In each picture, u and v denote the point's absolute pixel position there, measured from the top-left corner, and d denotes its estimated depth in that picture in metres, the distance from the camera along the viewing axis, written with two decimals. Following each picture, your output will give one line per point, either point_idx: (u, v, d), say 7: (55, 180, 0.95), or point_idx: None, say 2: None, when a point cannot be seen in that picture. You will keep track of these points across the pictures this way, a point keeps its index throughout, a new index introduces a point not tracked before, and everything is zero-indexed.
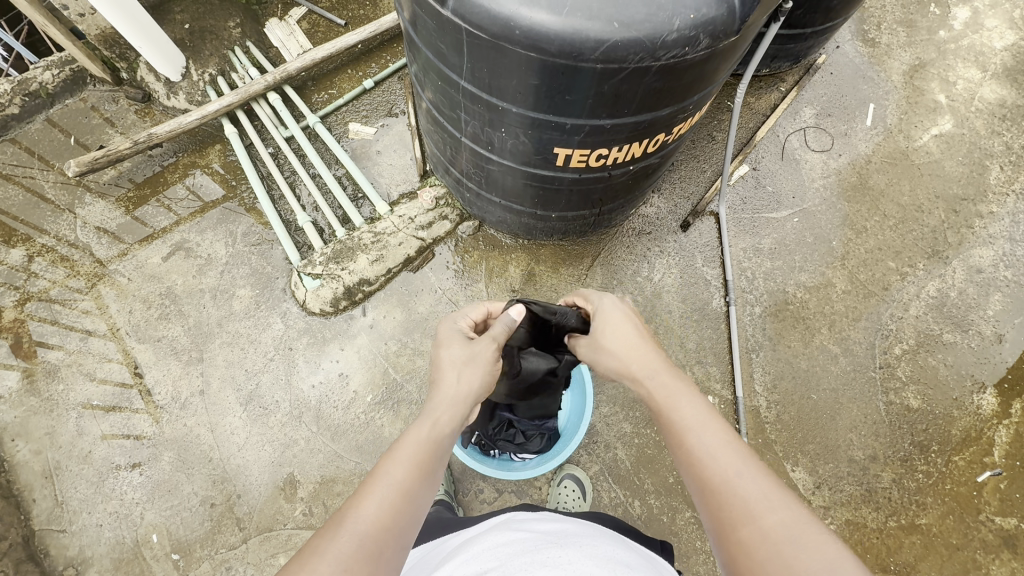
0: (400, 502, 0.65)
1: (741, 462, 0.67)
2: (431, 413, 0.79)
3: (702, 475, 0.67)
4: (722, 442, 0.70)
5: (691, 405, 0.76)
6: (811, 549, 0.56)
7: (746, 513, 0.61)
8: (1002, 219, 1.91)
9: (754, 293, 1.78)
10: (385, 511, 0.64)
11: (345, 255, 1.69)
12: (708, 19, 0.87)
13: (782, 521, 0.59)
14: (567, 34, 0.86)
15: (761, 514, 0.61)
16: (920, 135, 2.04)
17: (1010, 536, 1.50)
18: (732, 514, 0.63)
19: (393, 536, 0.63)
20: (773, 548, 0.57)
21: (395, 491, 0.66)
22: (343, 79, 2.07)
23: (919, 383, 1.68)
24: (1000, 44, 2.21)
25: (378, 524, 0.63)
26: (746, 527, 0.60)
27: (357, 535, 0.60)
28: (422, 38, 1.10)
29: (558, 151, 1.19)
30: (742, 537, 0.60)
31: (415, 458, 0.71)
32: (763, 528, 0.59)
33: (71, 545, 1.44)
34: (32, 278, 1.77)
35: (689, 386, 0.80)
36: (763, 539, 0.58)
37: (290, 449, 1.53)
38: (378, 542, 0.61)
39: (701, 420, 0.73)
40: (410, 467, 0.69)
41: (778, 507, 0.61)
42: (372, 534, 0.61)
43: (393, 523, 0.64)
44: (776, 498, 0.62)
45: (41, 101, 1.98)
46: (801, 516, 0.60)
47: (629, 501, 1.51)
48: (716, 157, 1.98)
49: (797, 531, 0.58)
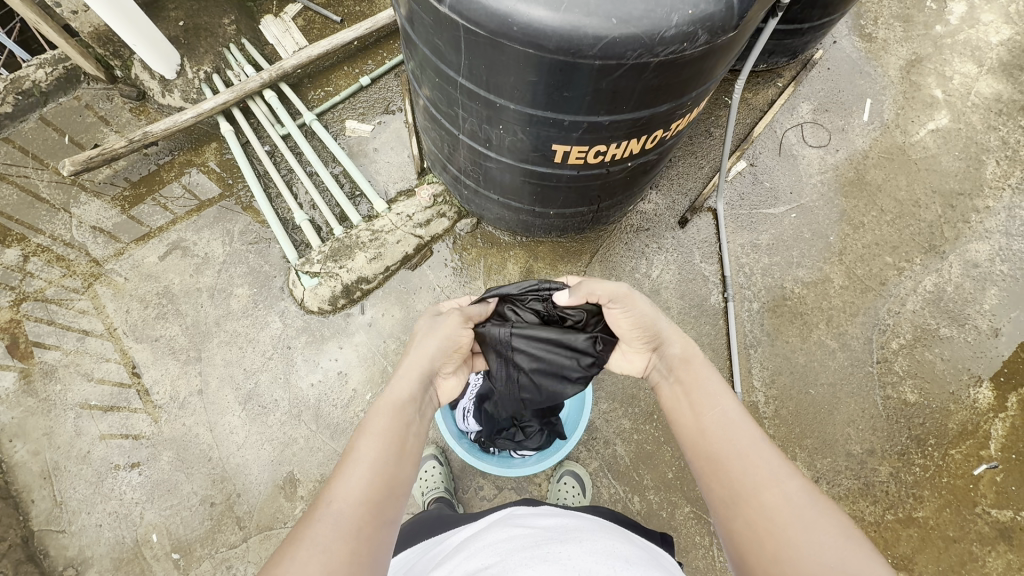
0: (378, 478, 0.68)
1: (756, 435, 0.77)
2: (395, 389, 0.84)
3: (725, 445, 0.77)
4: (742, 418, 0.80)
5: (709, 386, 0.87)
6: (821, 513, 0.66)
7: (762, 481, 0.71)
8: (998, 213, 1.92)
9: (752, 288, 1.79)
10: (366, 490, 0.66)
11: (343, 253, 1.68)
12: (706, 15, 0.87)
13: (793, 490, 0.69)
14: (565, 31, 0.86)
15: (778, 481, 0.70)
16: (916, 130, 2.04)
17: (1006, 528, 1.52)
18: (751, 481, 0.71)
19: (379, 509, 0.65)
20: (793, 510, 0.66)
21: (371, 468, 0.69)
22: (339, 76, 2.06)
23: (915, 378, 1.69)
24: (997, 38, 2.22)
25: (361, 502, 0.64)
26: (768, 491, 0.69)
27: (342, 512, 0.62)
28: (419, 34, 1.09)
29: (556, 148, 1.19)
30: (765, 498, 0.69)
31: (387, 436, 0.74)
32: (784, 491, 0.69)
33: (71, 545, 1.44)
34: (27, 278, 1.76)
35: (710, 369, 0.91)
36: (782, 500, 0.68)
37: (289, 447, 1.53)
38: (365, 520, 0.63)
39: (719, 399, 0.84)
40: (383, 446, 0.72)
41: (791, 476, 0.71)
42: (357, 509, 0.64)
43: (377, 499, 0.66)
44: (787, 468, 0.72)
45: (34, 100, 1.97)
46: (808, 485, 0.70)
47: (629, 496, 1.51)
48: (714, 154, 1.98)
49: (807, 495, 0.68)
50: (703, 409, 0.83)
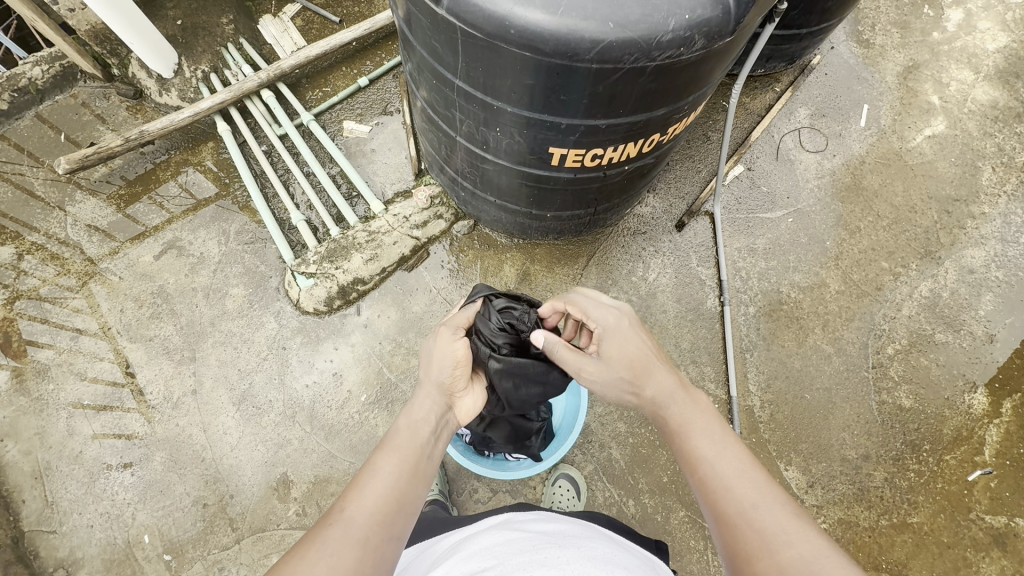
0: (393, 495, 0.69)
1: (757, 492, 0.70)
2: (411, 409, 0.85)
3: (721, 503, 0.70)
4: (740, 472, 0.72)
5: (707, 433, 0.79)
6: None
7: (761, 546, 0.64)
8: (994, 220, 1.92)
9: (749, 293, 1.79)
10: (379, 505, 0.67)
11: (339, 254, 1.68)
12: (703, 19, 0.87)
13: (796, 555, 0.62)
14: (562, 34, 0.85)
15: (781, 546, 0.64)
16: (913, 136, 2.05)
17: (1001, 534, 1.52)
18: (751, 546, 0.65)
19: (390, 526, 0.66)
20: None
21: (389, 484, 0.70)
22: (337, 76, 2.06)
23: (910, 383, 1.70)
24: (993, 45, 2.23)
25: (372, 517, 0.65)
26: (762, 561, 0.63)
27: (355, 525, 0.63)
28: (417, 36, 1.09)
29: (553, 151, 1.19)
30: (759, 568, 0.63)
31: (403, 458, 0.74)
32: (780, 560, 0.62)
33: (62, 546, 1.43)
34: (22, 276, 1.75)
35: (707, 416, 0.82)
36: (780, 571, 0.61)
37: (283, 449, 1.53)
38: (374, 534, 0.64)
39: (711, 449, 0.77)
40: (399, 466, 0.73)
41: (796, 539, 0.64)
42: (368, 524, 0.64)
43: (389, 513, 0.67)
44: (794, 531, 0.65)
45: (30, 97, 1.96)
46: (817, 546, 0.62)
47: (623, 500, 1.51)
48: (711, 158, 1.99)
49: (817, 558, 0.61)
50: (697, 462, 0.76)
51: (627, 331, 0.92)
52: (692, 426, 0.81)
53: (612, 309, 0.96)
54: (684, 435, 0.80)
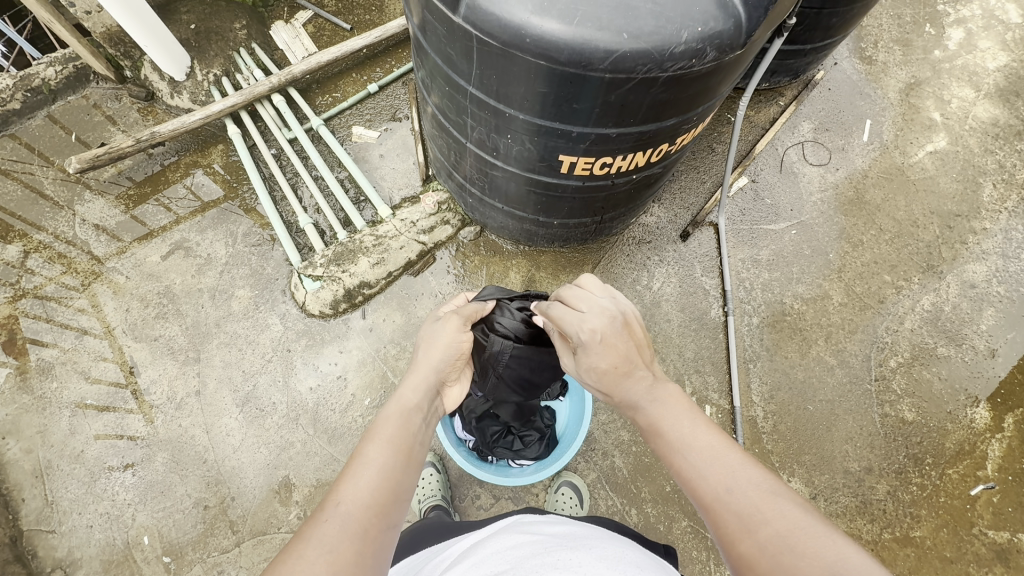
0: (382, 482, 0.67)
1: (731, 473, 0.68)
2: (400, 395, 0.84)
3: (699, 494, 0.68)
4: (713, 458, 0.70)
5: (680, 425, 0.77)
6: (806, 553, 0.56)
7: (741, 527, 0.62)
8: (995, 235, 1.94)
9: (752, 303, 1.80)
10: (373, 493, 0.65)
11: (346, 258, 1.69)
12: (715, 32, 0.89)
13: (775, 532, 0.60)
14: (577, 44, 0.87)
15: (759, 525, 0.61)
16: (915, 151, 2.08)
17: (1004, 550, 1.51)
18: (732, 530, 0.63)
19: (381, 515, 0.63)
20: (776, 560, 0.58)
21: (376, 471, 0.67)
22: (347, 82, 2.08)
23: (913, 397, 1.70)
24: (993, 64, 2.26)
25: (367, 506, 0.63)
26: (744, 542, 0.61)
27: (345, 515, 0.61)
28: (431, 43, 1.11)
29: (562, 158, 1.20)
30: (743, 550, 0.61)
31: (394, 443, 0.73)
32: (761, 540, 0.60)
33: (60, 546, 1.42)
34: (27, 274, 1.76)
35: (680, 407, 0.80)
36: (761, 552, 0.59)
37: (285, 451, 1.52)
38: (370, 522, 0.62)
39: (687, 440, 0.74)
40: (391, 452, 0.71)
41: (771, 516, 0.61)
42: (357, 513, 0.62)
43: (384, 501, 0.65)
44: (771, 506, 0.63)
45: (43, 97, 1.98)
46: (795, 518, 0.60)
47: (626, 509, 1.51)
48: (716, 169, 2.00)
49: (796, 532, 0.59)
50: (672, 456, 0.74)
51: (599, 348, 0.85)
52: (666, 419, 0.78)
53: (586, 322, 0.87)
54: (657, 432, 0.78)
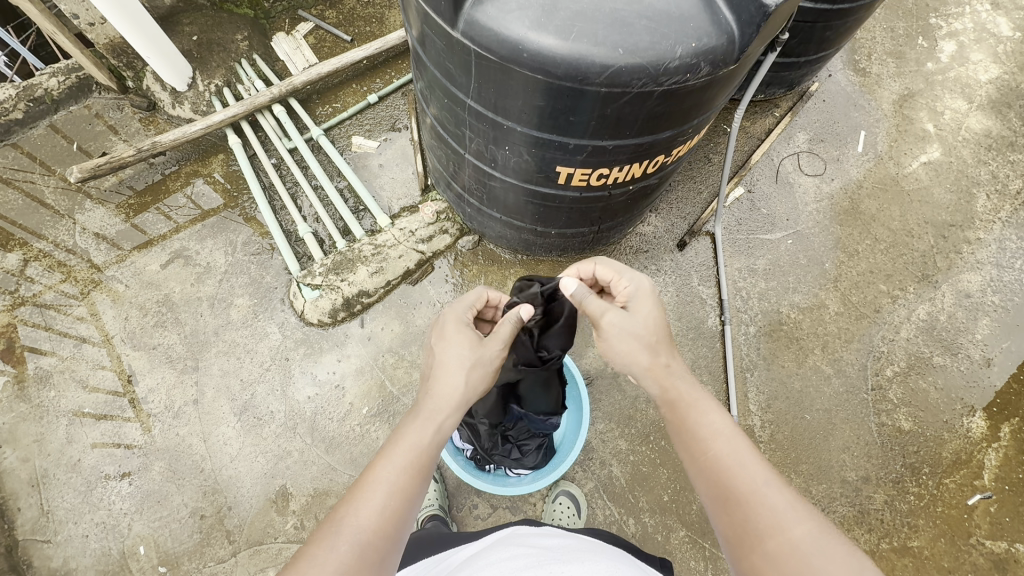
0: (396, 507, 0.68)
1: (764, 475, 0.72)
2: (426, 413, 0.80)
3: (728, 486, 0.72)
4: (746, 458, 0.74)
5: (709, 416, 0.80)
6: (831, 558, 0.62)
7: (773, 525, 0.67)
8: (989, 245, 1.96)
9: (749, 312, 1.81)
10: (380, 518, 0.66)
11: (345, 267, 1.70)
12: (709, 48, 0.90)
13: (806, 534, 0.65)
14: (573, 59, 0.89)
15: (785, 527, 0.66)
16: (909, 162, 2.10)
17: (1002, 560, 1.51)
18: (756, 526, 0.68)
19: (390, 540, 0.66)
20: (804, 558, 0.63)
21: (391, 497, 0.68)
22: (347, 93, 2.11)
23: (910, 406, 1.70)
24: (986, 76, 2.29)
25: (374, 531, 0.65)
26: (774, 539, 0.66)
27: (356, 540, 0.64)
28: (430, 57, 1.12)
29: (560, 169, 1.22)
30: (769, 547, 0.66)
31: (405, 463, 0.72)
32: (792, 538, 0.65)
33: (55, 556, 1.41)
34: (26, 282, 1.76)
35: (710, 398, 0.82)
36: (792, 549, 0.64)
37: (283, 461, 1.52)
38: (375, 546, 0.64)
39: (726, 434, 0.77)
40: (402, 472, 0.71)
41: (802, 519, 0.67)
42: (370, 539, 0.64)
43: (390, 525, 0.67)
44: (796, 512, 0.68)
45: (45, 107, 1.99)
46: (819, 527, 0.66)
47: (624, 518, 1.50)
48: (712, 179, 2.02)
49: (823, 536, 0.65)
50: (702, 446, 0.77)
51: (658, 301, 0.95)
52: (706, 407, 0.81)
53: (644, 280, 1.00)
54: (698, 412, 0.80)
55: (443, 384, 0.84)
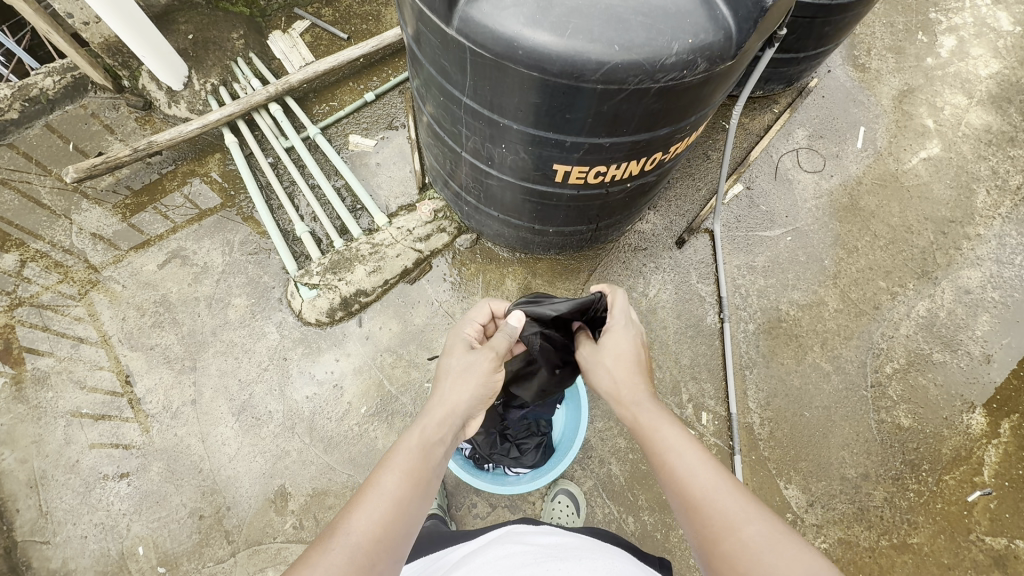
0: (391, 516, 0.67)
1: (720, 477, 0.71)
2: (423, 423, 0.81)
3: (684, 492, 0.72)
4: (702, 460, 0.73)
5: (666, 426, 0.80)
6: (785, 556, 0.60)
7: (726, 525, 0.66)
8: (989, 241, 1.95)
9: (748, 310, 1.80)
10: (376, 523, 0.65)
11: (342, 266, 1.69)
12: (706, 44, 0.90)
13: (758, 533, 0.63)
14: (568, 56, 0.88)
15: (741, 525, 0.65)
16: (909, 158, 2.09)
17: (1002, 556, 1.51)
18: (713, 529, 0.66)
19: (386, 549, 0.65)
20: (757, 558, 0.61)
21: (386, 505, 0.68)
22: (344, 91, 2.10)
23: (909, 402, 1.70)
24: (985, 71, 2.28)
25: (370, 537, 0.64)
26: (729, 540, 0.65)
27: (351, 546, 0.62)
28: (425, 54, 1.12)
29: (556, 167, 1.21)
30: (724, 550, 0.65)
31: (402, 470, 0.72)
32: (742, 539, 0.64)
33: (54, 557, 1.41)
34: (23, 283, 1.76)
35: (665, 406, 0.84)
36: (742, 548, 0.63)
37: (281, 460, 1.52)
38: (369, 553, 0.63)
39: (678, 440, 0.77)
40: (399, 478, 0.71)
41: (756, 519, 0.65)
42: (365, 545, 0.63)
43: (387, 533, 0.66)
44: (753, 512, 0.66)
45: (41, 107, 1.99)
46: (776, 526, 0.64)
47: (623, 517, 1.50)
48: (711, 176, 2.02)
49: (775, 535, 0.63)
50: (661, 453, 0.77)
51: None
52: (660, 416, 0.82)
53: None
54: (652, 424, 0.81)
55: (444, 398, 0.84)
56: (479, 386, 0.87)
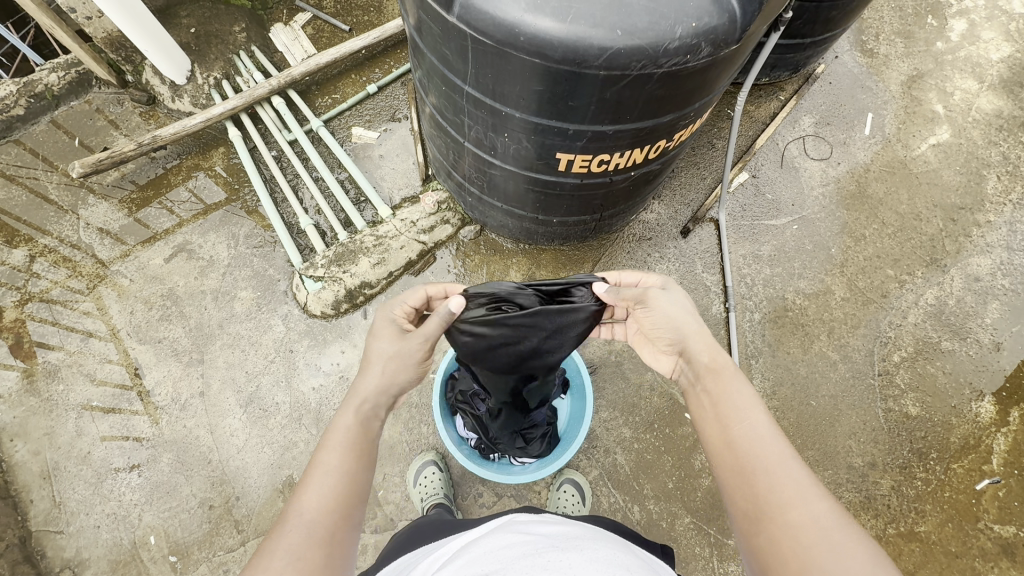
0: (339, 488, 0.72)
1: (786, 452, 0.75)
2: (355, 401, 0.83)
3: (749, 459, 0.75)
4: (771, 434, 0.78)
5: (736, 399, 0.83)
6: (849, 536, 0.64)
7: (792, 497, 0.70)
8: (999, 228, 1.93)
9: (754, 299, 1.79)
10: (329, 500, 0.70)
11: (347, 258, 1.69)
12: (709, 27, 0.88)
13: (824, 510, 0.67)
14: (571, 41, 0.87)
15: (806, 500, 0.69)
16: (918, 144, 2.06)
17: (1010, 545, 1.51)
18: (776, 498, 0.70)
19: (342, 518, 0.70)
20: (819, 530, 0.65)
21: (333, 480, 0.72)
22: (346, 83, 2.09)
23: (917, 391, 1.69)
24: (997, 55, 2.24)
25: (323, 512, 0.69)
26: (792, 509, 0.68)
27: (306, 523, 0.67)
28: (427, 42, 1.11)
29: (560, 156, 1.20)
30: (788, 517, 0.68)
31: (342, 450, 0.76)
32: (810, 510, 0.68)
33: (68, 546, 1.44)
34: (33, 278, 1.78)
35: (742, 380, 0.87)
36: (807, 520, 0.67)
37: (289, 451, 1.53)
38: (324, 526, 0.68)
39: (749, 410, 0.82)
40: (342, 457, 0.76)
41: (821, 497, 0.69)
42: (320, 521, 0.68)
43: (336, 506, 0.70)
44: (815, 491, 0.70)
45: (46, 102, 2.00)
46: (836, 506, 0.68)
47: (628, 506, 1.51)
48: (716, 165, 2.00)
49: (833, 517, 0.67)
50: (729, 422, 0.81)
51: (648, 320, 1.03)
52: (730, 386, 0.86)
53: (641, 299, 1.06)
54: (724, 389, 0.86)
55: (382, 378, 0.86)
56: (411, 373, 0.90)
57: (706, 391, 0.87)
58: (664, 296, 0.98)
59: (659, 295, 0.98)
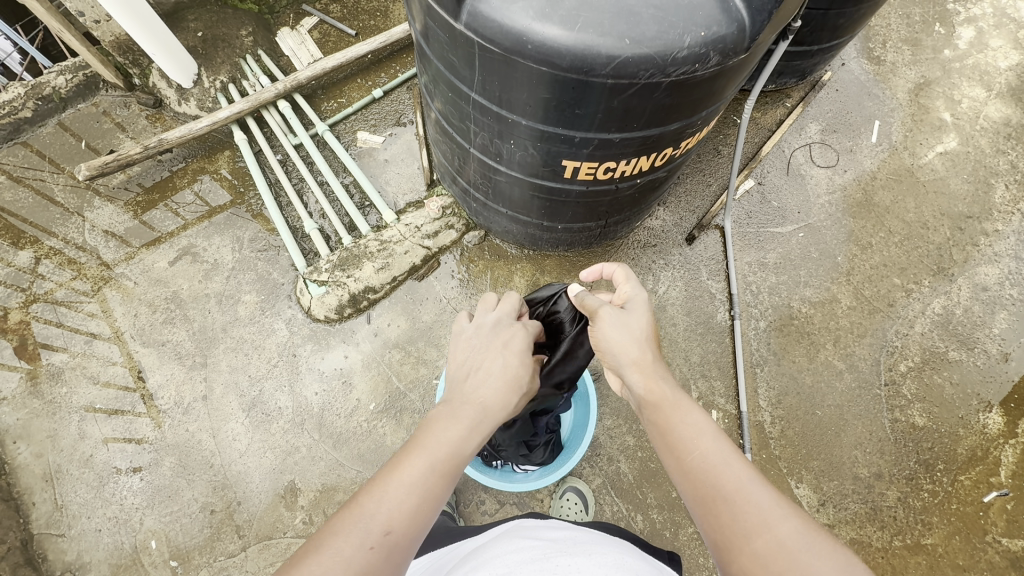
0: (421, 503, 0.63)
1: (744, 473, 0.70)
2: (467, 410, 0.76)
3: (711, 490, 0.69)
4: (728, 455, 0.72)
5: (690, 422, 0.78)
6: (821, 555, 0.60)
7: (758, 522, 0.65)
8: (1007, 237, 1.91)
9: (759, 307, 1.78)
10: (409, 516, 0.62)
11: (351, 262, 1.69)
12: (718, 37, 0.88)
13: (791, 532, 0.63)
14: (579, 50, 0.87)
15: (773, 524, 0.64)
16: (925, 152, 2.05)
17: (1018, 558, 1.49)
18: (743, 528, 0.65)
19: (409, 539, 0.61)
20: (791, 558, 0.60)
21: (418, 493, 0.64)
22: (352, 88, 2.09)
23: (924, 401, 1.67)
24: (1005, 63, 2.23)
25: (399, 527, 0.61)
26: (760, 538, 0.63)
27: (381, 534, 0.59)
28: (433, 50, 1.11)
29: (566, 163, 1.20)
30: (757, 548, 0.63)
31: (433, 458, 0.68)
32: (779, 536, 0.63)
33: (70, 550, 1.44)
34: (38, 279, 1.78)
35: (687, 398, 0.82)
36: (779, 548, 0.62)
37: (291, 456, 1.53)
38: (399, 546, 0.60)
39: (702, 434, 0.75)
40: (431, 468, 0.67)
41: (788, 516, 0.65)
42: (391, 536, 0.60)
43: (418, 524, 0.62)
44: (779, 510, 0.66)
45: (54, 105, 2.01)
46: (804, 524, 0.64)
47: (631, 515, 1.49)
48: (721, 172, 1.99)
49: (808, 538, 0.62)
50: (682, 452, 0.75)
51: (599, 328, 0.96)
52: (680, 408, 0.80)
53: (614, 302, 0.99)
54: (676, 414, 0.79)
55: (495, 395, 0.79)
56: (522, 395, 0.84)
57: (657, 420, 0.80)
58: (613, 317, 0.92)
59: (607, 315, 0.92)
